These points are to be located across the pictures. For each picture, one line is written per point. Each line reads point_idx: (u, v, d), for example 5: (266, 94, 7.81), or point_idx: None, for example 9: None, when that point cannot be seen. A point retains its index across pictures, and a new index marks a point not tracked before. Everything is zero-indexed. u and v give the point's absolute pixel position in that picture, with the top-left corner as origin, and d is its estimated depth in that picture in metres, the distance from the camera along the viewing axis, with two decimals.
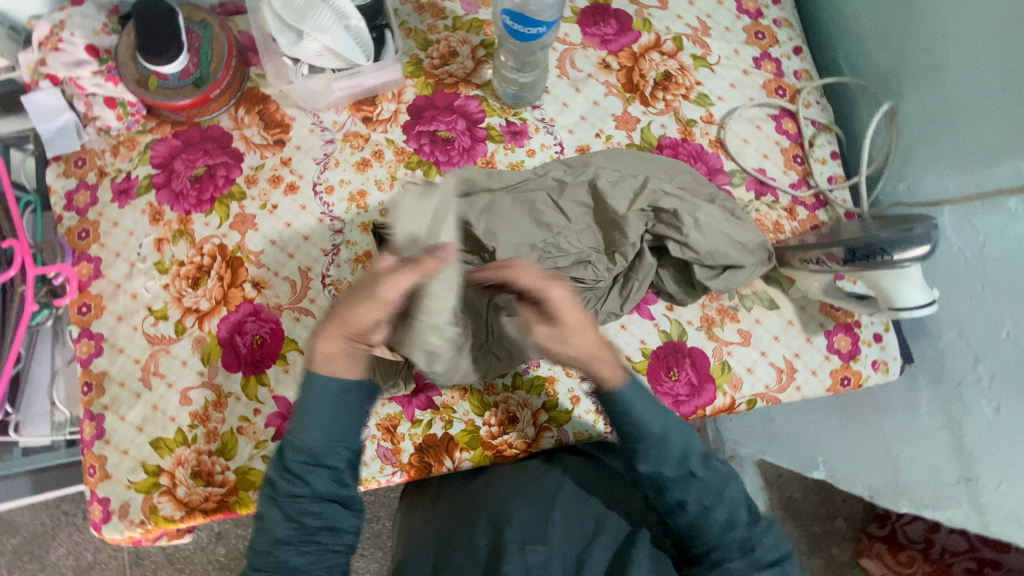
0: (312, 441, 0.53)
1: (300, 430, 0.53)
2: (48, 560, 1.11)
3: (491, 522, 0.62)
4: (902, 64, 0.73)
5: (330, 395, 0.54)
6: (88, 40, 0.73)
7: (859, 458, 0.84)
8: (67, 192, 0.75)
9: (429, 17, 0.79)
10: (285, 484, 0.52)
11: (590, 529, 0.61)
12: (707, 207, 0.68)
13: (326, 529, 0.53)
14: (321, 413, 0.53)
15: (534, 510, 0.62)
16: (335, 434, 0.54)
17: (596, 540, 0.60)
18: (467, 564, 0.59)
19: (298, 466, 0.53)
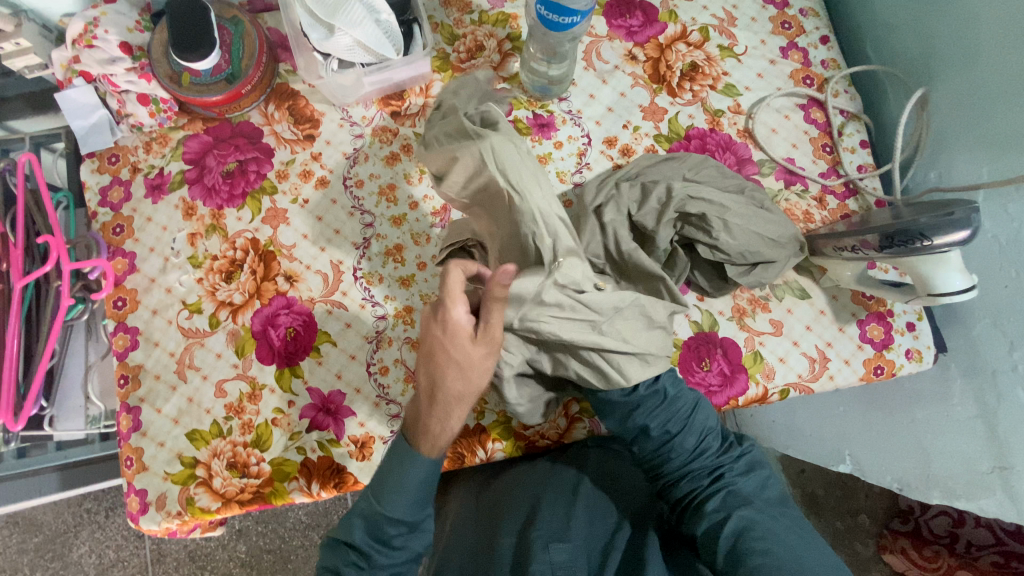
0: (405, 518, 0.58)
1: (393, 508, 0.57)
2: (71, 558, 1.12)
3: (514, 521, 0.66)
4: (932, 50, 0.72)
5: (425, 473, 0.58)
6: (122, 38, 0.72)
7: (887, 449, 0.83)
8: (101, 188, 0.76)
9: (456, 11, 0.79)
10: (381, 555, 0.58)
11: (611, 524, 0.66)
12: (734, 206, 0.66)
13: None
14: (412, 488, 0.57)
15: (556, 509, 0.66)
16: (420, 507, 0.59)
17: (617, 534, 0.65)
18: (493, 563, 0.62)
19: (398, 538, 0.59)
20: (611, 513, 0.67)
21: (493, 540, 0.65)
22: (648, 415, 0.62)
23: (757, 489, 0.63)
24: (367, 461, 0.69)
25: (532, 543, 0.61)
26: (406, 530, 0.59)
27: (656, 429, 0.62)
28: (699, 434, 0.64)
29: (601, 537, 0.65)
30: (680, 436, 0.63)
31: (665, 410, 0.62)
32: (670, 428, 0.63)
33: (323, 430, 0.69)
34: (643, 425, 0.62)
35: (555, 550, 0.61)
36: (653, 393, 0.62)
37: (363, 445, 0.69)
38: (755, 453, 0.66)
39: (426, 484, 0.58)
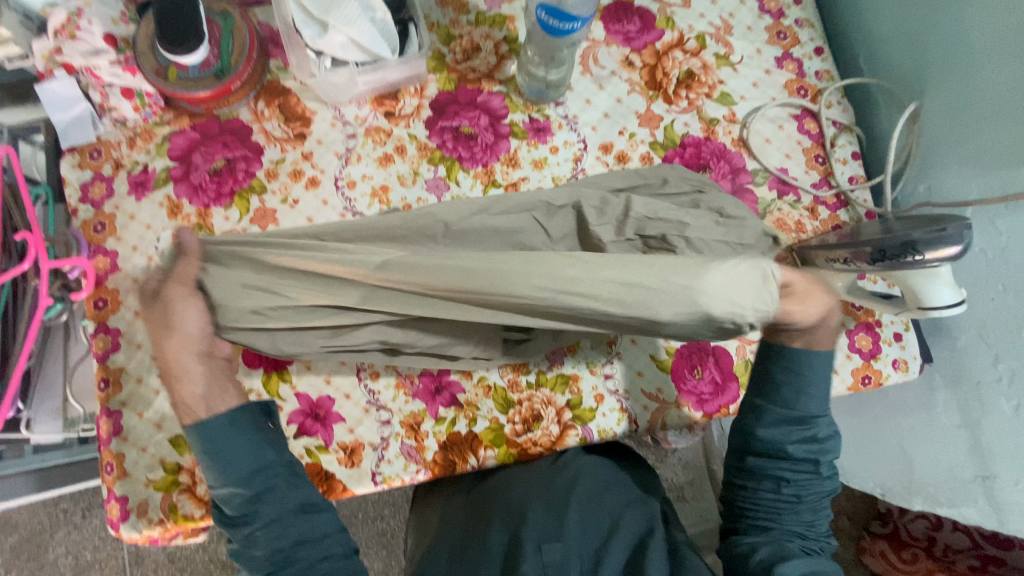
0: (231, 481, 0.55)
1: (218, 476, 0.55)
2: (47, 559, 1.09)
3: (506, 519, 0.65)
4: (924, 66, 0.73)
5: (219, 429, 0.55)
6: (106, 29, 0.70)
7: (871, 456, 0.84)
8: (82, 184, 0.73)
9: (452, 11, 0.78)
10: (235, 529, 0.55)
11: (606, 528, 0.64)
12: (693, 221, 0.64)
13: (303, 543, 0.55)
14: (222, 452, 0.55)
15: (549, 511, 0.65)
16: (246, 463, 0.55)
17: (612, 538, 0.63)
18: (486, 560, 0.62)
19: (240, 506, 0.55)
20: (605, 517, 0.65)
21: (483, 536, 0.64)
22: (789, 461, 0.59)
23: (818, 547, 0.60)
24: (356, 469, 0.68)
25: (524, 543, 0.61)
26: (244, 495, 0.55)
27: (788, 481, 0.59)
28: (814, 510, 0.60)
29: (593, 541, 0.63)
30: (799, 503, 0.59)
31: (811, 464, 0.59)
32: (798, 490, 0.59)
33: (311, 436, 0.68)
34: (779, 471, 0.59)
35: (547, 551, 0.60)
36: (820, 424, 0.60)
37: (352, 451, 0.68)
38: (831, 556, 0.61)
39: (245, 440, 0.56)
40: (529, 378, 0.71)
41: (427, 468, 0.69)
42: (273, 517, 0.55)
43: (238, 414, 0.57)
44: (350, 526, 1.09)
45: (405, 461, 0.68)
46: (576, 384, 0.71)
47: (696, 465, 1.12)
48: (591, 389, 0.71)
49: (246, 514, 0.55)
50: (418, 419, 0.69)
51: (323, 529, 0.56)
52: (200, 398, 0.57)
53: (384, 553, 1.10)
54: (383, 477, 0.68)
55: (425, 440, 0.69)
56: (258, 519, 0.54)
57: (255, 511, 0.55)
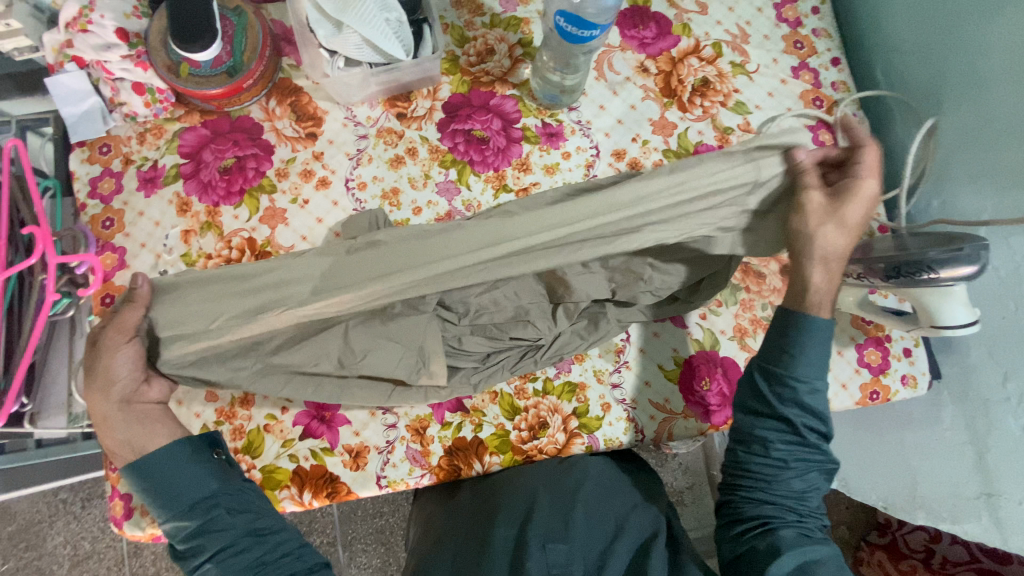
0: (173, 516, 0.56)
1: (161, 511, 0.56)
2: (45, 548, 1.09)
3: (512, 514, 0.65)
4: (942, 80, 0.73)
5: (154, 464, 0.56)
6: (117, 23, 0.69)
7: (874, 469, 0.84)
8: (91, 179, 0.73)
9: (467, 13, 0.78)
10: (189, 561, 0.56)
11: (611, 531, 0.64)
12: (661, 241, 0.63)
13: (257, 565, 0.57)
14: (161, 488, 0.56)
15: (555, 510, 0.65)
16: (187, 496, 0.56)
17: (617, 540, 0.63)
18: (490, 556, 0.62)
19: (189, 536, 0.57)
20: (610, 521, 0.65)
21: (487, 532, 0.64)
22: (778, 423, 0.57)
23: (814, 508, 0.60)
24: (361, 472, 0.67)
25: (529, 541, 0.61)
26: (191, 527, 0.56)
27: (777, 452, 0.57)
28: (808, 482, 0.58)
29: (598, 545, 0.63)
30: (789, 473, 0.58)
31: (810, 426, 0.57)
32: (788, 461, 0.57)
33: (317, 438, 0.68)
34: (766, 437, 0.57)
35: (552, 550, 0.60)
36: (813, 390, 0.56)
37: (357, 454, 0.68)
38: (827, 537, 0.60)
39: (183, 475, 0.57)
40: (536, 386, 0.71)
41: (432, 473, 0.68)
42: (225, 543, 0.56)
43: (176, 447, 0.57)
44: (348, 523, 1.09)
45: (410, 465, 0.68)
46: (583, 393, 0.71)
47: (696, 471, 1.12)
48: (598, 398, 0.71)
49: (193, 547, 0.56)
50: (424, 424, 0.69)
51: (283, 549, 0.58)
52: (123, 442, 0.58)
53: (381, 551, 1.09)
54: (388, 481, 0.68)
55: (430, 445, 0.69)
56: (206, 551, 0.56)
57: (201, 544, 0.56)
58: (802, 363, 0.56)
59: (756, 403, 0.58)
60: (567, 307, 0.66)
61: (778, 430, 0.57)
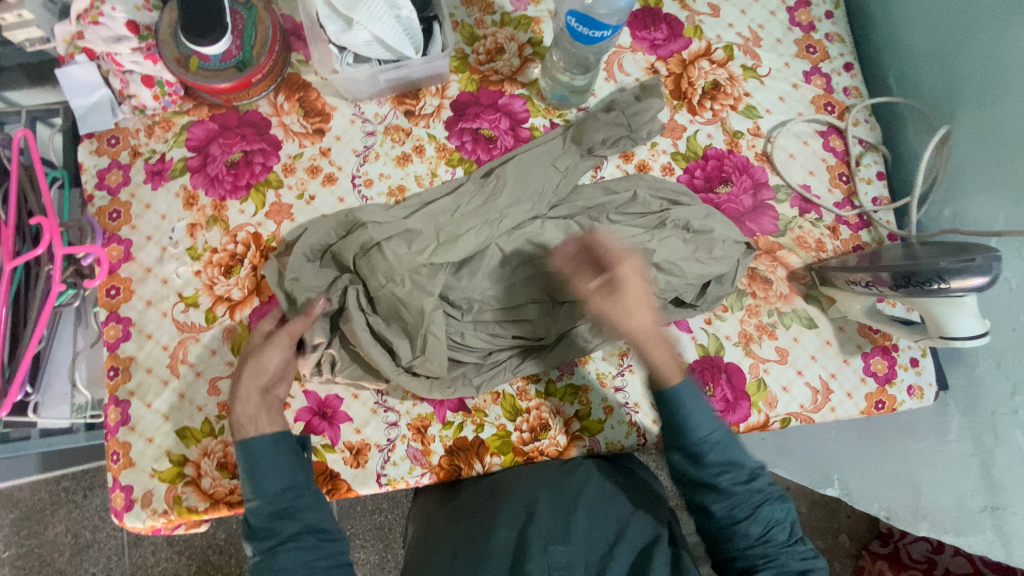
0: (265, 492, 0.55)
1: (256, 484, 0.55)
2: (46, 536, 1.10)
3: (514, 515, 0.64)
4: (956, 88, 0.72)
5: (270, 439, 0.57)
6: (129, 15, 0.70)
7: (876, 478, 0.81)
8: (99, 171, 0.73)
9: (477, 11, 0.77)
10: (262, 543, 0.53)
11: (612, 533, 0.63)
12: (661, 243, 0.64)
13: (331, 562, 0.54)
14: (266, 462, 0.56)
15: (558, 512, 0.63)
16: (286, 477, 0.56)
17: (619, 543, 0.61)
18: (491, 556, 0.60)
19: (270, 518, 0.54)
20: (611, 523, 0.64)
21: (488, 532, 0.63)
22: (711, 490, 0.57)
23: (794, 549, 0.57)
24: (361, 469, 0.67)
25: (531, 544, 0.60)
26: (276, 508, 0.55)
27: (718, 510, 0.57)
28: (767, 524, 0.57)
29: (599, 546, 0.62)
30: (743, 525, 0.56)
31: (736, 478, 0.57)
32: (736, 512, 0.57)
33: (318, 434, 0.68)
34: (704, 502, 0.57)
35: (554, 552, 0.59)
36: (717, 443, 0.57)
37: (358, 451, 0.68)
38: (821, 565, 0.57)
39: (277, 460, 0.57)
40: (538, 387, 0.71)
41: (432, 472, 0.68)
42: (297, 531, 0.54)
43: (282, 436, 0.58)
44: (347, 518, 1.09)
45: (411, 463, 0.68)
46: (585, 396, 0.71)
47: None
48: (600, 401, 0.71)
49: (269, 529, 0.54)
50: (425, 422, 0.69)
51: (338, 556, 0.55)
52: (251, 417, 0.59)
53: (379, 547, 1.10)
54: (388, 479, 0.67)
55: (431, 444, 0.69)
56: (281, 535, 0.54)
57: (276, 528, 0.54)
58: (697, 430, 0.57)
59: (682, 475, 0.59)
60: (571, 308, 0.67)
61: (711, 494, 0.57)
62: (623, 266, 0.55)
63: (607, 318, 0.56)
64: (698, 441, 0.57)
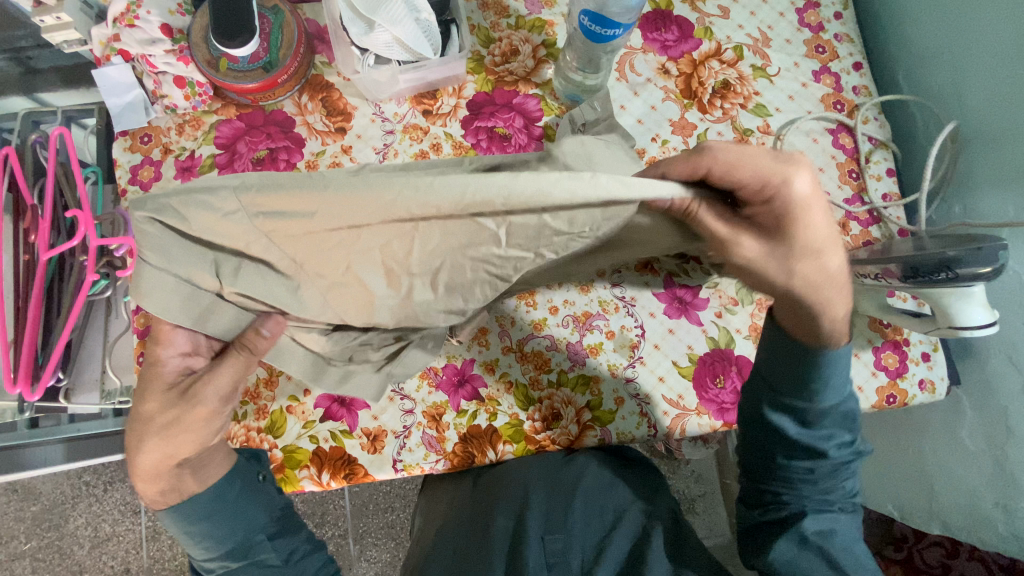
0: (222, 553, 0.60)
1: (201, 548, 0.60)
2: (67, 529, 1.13)
3: (510, 504, 0.67)
4: (965, 85, 0.72)
5: (203, 505, 0.59)
6: (163, 19, 0.74)
7: (896, 477, 0.85)
8: (132, 167, 0.76)
9: (493, 15, 0.80)
10: None
11: (610, 518, 0.65)
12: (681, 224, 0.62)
13: None
14: (207, 524, 0.59)
15: (552, 500, 0.66)
16: (236, 531, 0.60)
17: (615, 529, 0.64)
18: (492, 544, 0.63)
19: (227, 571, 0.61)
20: (609, 510, 0.66)
21: (489, 521, 0.66)
22: (811, 449, 0.56)
23: (849, 498, 0.59)
24: (378, 455, 0.69)
25: (527, 531, 0.63)
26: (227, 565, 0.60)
27: (802, 463, 0.56)
28: (845, 479, 0.58)
29: (596, 533, 0.64)
30: (821, 478, 0.57)
31: (840, 442, 0.57)
32: (818, 470, 0.56)
33: (337, 421, 0.70)
34: (790, 458, 0.57)
35: (550, 541, 0.62)
36: (839, 405, 0.56)
37: (375, 438, 0.70)
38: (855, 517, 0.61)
39: (237, 505, 0.61)
40: (551, 377, 0.72)
41: (446, 459, 0.70)
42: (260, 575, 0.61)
43: (225, 487, 0.60)
44: (361, 517, 1.11)
45: (425, 450, 0.70)
46: (597, 386, 0.71)
47: (709, 480, 1.12)
48: (612, 392, 0.71)
49: None
50: (440, 410, 0.71)
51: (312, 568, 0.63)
52: (165, 491, 0.59)
53: (392, 545, 1.11)
54: (403, 464, 0.69)
55: (446, 431, 0.70)
56: None
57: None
58: (825, 392, 0.55)
59: (784, 433, 0.56)
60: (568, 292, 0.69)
61: (801, 450, 0.56)
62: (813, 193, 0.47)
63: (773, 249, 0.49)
64: (824, 408, 0.56)
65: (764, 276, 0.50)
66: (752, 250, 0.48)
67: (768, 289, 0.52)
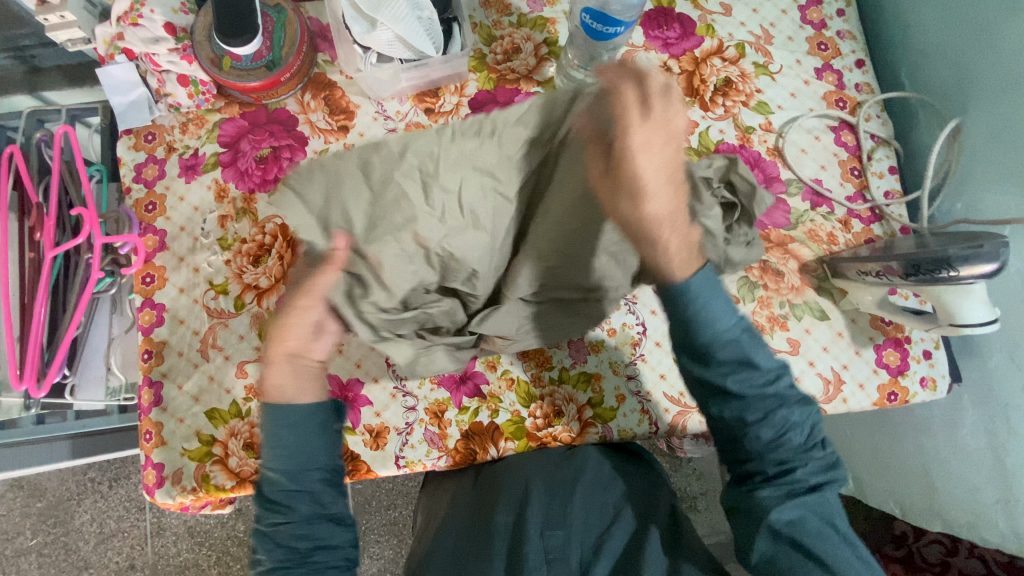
0: (286, 472, 0.54)
1: (271, 462, 0.54)
2: (73, 525, 1.14)
3: (510, 499, 0.66)
4: (968, 82, 0.72)
5: (287, 422, 0.54)
6: (166, 18, 0.74)
7: (894, 473, 0.87)
8: (136, 165, 0.77)
9: (495, 13, 0.80)
10: (266, 516, 0.55)
11: (609, 515, 0.64)
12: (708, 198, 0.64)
13: (319, 548, 0.54)
14: (286, 443, 0.54)
15: (553, 495, 0.66)
16: (305, 459, 0.55)
17: (615, 524, 0.63)
18: (491, 540, 0.63)
19: (279, 499, 0.54)
20: (609, 506, 0.65)
21: (489, 516, 0.65)
22: (727, 398, 0.52)
23: (804, 450, 0.54)
24: (381, 451, 0.70)
25: (526, 527, 0.62)
26: (286, 487, 0.54)
27: (725, 411, 0.53)
28: (781, 429, 0.53)
29: (596, 528, 0.63)
30: (755, 428, 0.53)
31: (749, 380, 0.52)
32: (745, 416, 0.53)
33: None
34: (713, 411, 0.54)
35: (548, 537, 0.61)
36: (731, 341, 0.51)
37: (378, 434, 0.70)
38: (839, 472, 0.55)
39: (313, 436, 0.55)
40: (552, 374, 0.72)
41: (448, 455, 0.70)
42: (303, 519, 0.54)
43: (320, 408, 0.56)
44: (364, 514, 1.12)
45: (428, 447, 0.70)
46: (598, 383, 0.72)
47: (710, 477, 1.12)
48: (612, 389, 0.72)
49: (282, 504, 0.54)
50: (442, 407, 0.71)
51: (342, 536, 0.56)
52: (277, 384, 0.53)
53: (394, 542, 1.12)
54: (406, 461, 0.70)
55: (448, 428, 0.71)
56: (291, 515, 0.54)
57: (289, 507, 0.54)
58: (706, 325, 0.50)
59: (699, 386, 0.54)
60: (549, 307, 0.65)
61: (724, 403, 0.53)
62: (642, 126, 0.45)
63: (617, 171, 0.46)
64: (710, 342, 0.51)
65: (623, 208, 0.47)
66: (596, 172, 0.49)
67: (621, 221, 0.48)
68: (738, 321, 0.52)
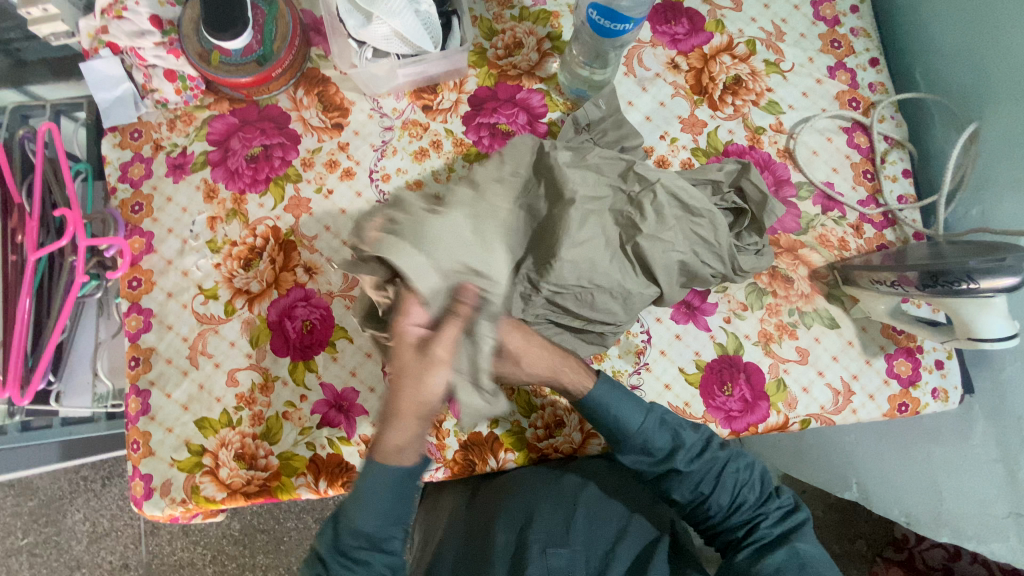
0: (374, 530, 0.56)
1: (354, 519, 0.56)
2: (65, 524, 1.12)
3: (512, 518, 0.64)
4: (986, 84, 0.70)
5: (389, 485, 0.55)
6: (152, 11, 0.71)
7: (898, 483, 0.80)
8: (122, 164, 0.74)
9: (496, 6, 0.77)
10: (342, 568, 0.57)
11: (614, 531, 0.64)
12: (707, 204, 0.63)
13: None
14: (379, 501, 0.55)
15: (557, 509, 0.64)
16: (391, 519, 0.57)
17: (620, 542, 0.63)
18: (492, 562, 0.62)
19: (358, 550, 0.57)
20: (612, 523, 0.64)
21: (489, 535, 0.64)
22: (676, 479, 0.63)
23: (763, 505, 0.63)
24: None
25: (530, 546, 0.61)
26: (368, 543, 0.57)
27: (684, 492, 0.63)
28: (733, 490, 0.63)
29: (601, 546, 0.63)
30: (713, 497, 0.63)
31: (687, 456, 0.62)
32: (701, 488, 0.63)
33: (334, 427, 0.68)
34: (674, 492, 0.64)
35: (553, 556, 0.60)
36: (658, 427, 0.63)
37: None
38: (802, 514, 0.63)
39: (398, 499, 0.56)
40: None
41: (446, 467, 0.68)
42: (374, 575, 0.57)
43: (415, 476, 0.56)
44: None
45: None
46: None
47: None
48: None
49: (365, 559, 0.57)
50: (440, 417, 0.69)
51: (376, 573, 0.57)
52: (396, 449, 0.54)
53: None
54: None
55: (446, 439, 0.68)
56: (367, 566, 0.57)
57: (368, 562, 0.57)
58: (633, 423, 0.62)
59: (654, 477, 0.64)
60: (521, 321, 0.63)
61: (677, 482, 0.63)
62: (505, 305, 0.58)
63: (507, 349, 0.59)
64: (642, 434, 0.62)
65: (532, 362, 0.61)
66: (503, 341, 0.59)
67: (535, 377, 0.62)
68: (658, 409, 0.63)
